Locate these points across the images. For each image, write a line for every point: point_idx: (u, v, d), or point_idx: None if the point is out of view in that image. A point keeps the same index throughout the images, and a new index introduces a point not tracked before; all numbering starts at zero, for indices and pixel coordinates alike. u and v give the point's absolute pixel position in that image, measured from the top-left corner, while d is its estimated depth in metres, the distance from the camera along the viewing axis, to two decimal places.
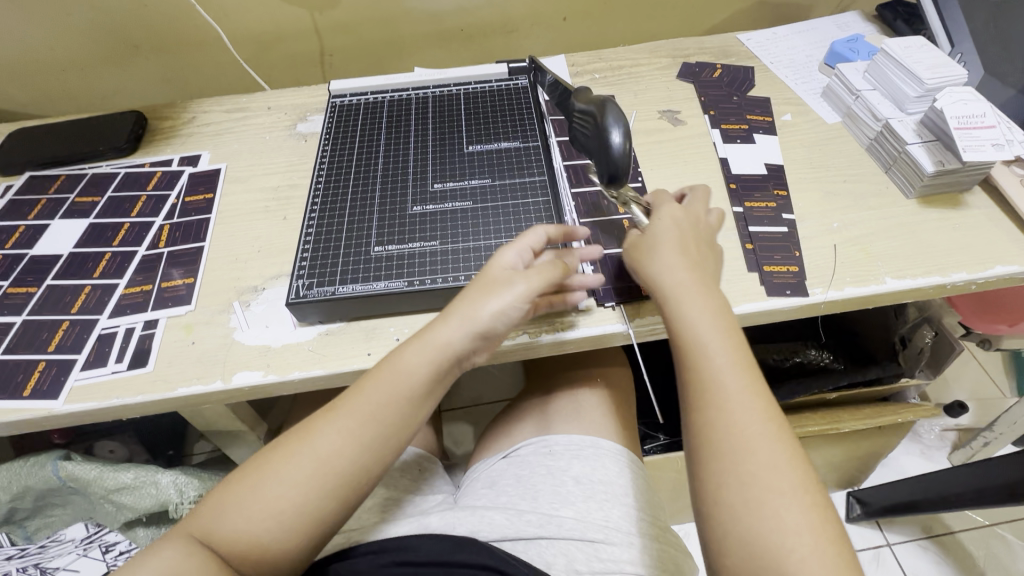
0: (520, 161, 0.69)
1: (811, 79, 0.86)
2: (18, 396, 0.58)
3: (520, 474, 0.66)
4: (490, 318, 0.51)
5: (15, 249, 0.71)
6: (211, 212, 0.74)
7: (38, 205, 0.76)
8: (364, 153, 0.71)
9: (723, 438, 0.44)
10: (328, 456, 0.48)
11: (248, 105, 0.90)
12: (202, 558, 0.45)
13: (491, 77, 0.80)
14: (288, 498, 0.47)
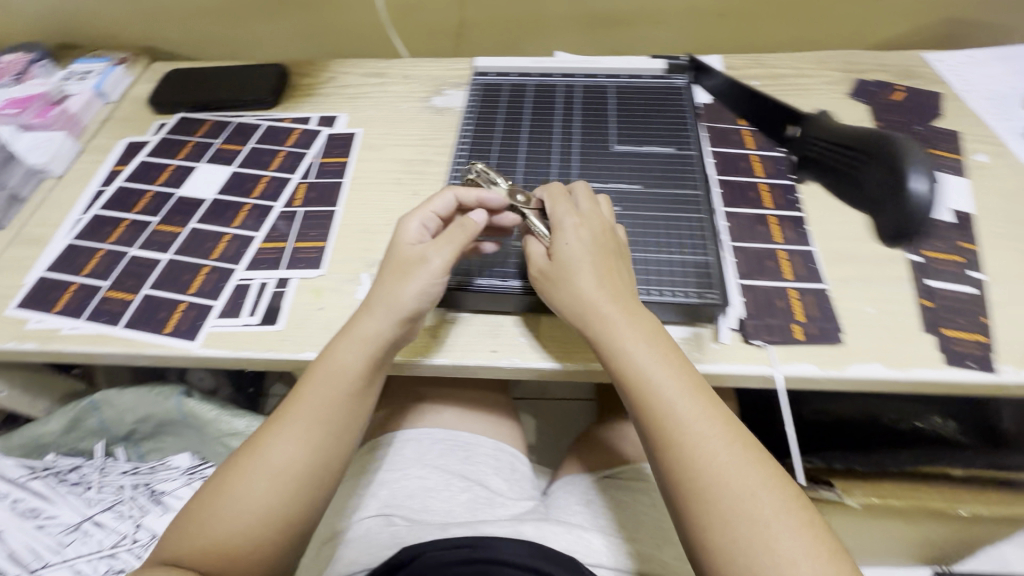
0: (673, 170, 0.64)
1: (1013, 117, 0.74)
2: (160, 332, 0.60)
3: (620, 500, 0.64)
4: (412, 301, 0.53)
5: (165, 187, 0.74)
6: (345, 177, 0.74)
7: (186, 147, 0.79)
8: (507, 138, 0.69)
9: (696, 478, 0.44)
10: (281, 464, 0.50)
11: (386, 71, 0.89)
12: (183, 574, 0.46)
13: (645, 73, 0.75)
14: (252, 507, 0.49)
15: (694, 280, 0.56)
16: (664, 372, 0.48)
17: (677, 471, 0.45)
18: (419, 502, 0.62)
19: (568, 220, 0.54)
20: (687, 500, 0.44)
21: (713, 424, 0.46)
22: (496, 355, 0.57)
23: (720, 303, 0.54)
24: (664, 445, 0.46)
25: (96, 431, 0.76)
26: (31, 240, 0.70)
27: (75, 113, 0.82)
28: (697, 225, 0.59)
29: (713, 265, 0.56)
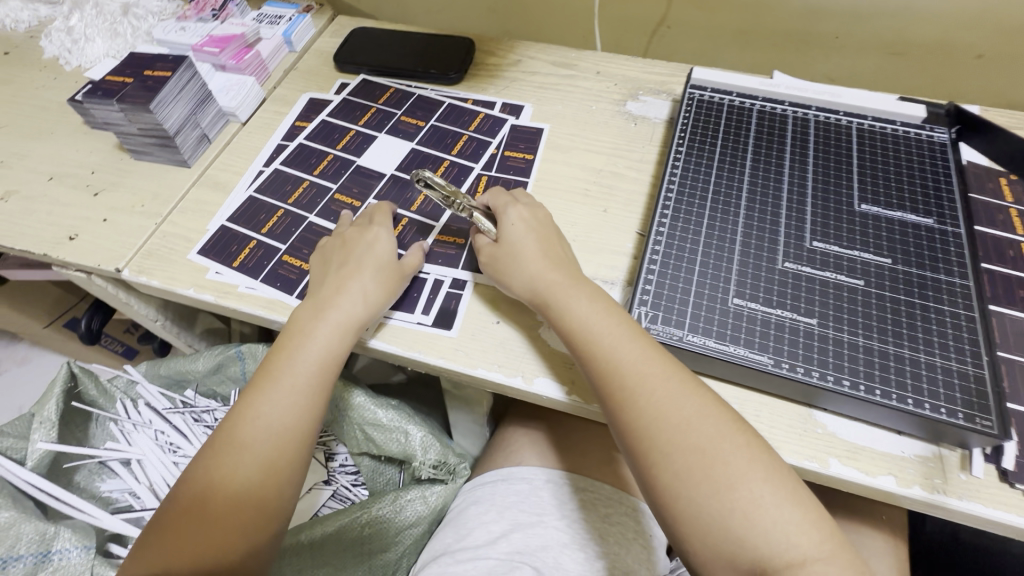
0: (932, 245, 0.54)
1: None
2: None
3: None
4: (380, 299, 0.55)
5: (345, 154, 0.72)
6: (529, 177, 0.68)
7: (368, 113, 0.76)
8: (726, 171, 0.60)
9: (649, 428, 0.45)
10: (265, 408, 0.50)
11: (576, 63, 0.82)
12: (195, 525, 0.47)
13: (898, 118, 0.64)
14: (245, 441, 0.49)
15: (960, 396, 0.46)
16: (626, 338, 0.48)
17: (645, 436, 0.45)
18: (553, 557, 0.57)
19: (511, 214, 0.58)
20: (638, 449, 0.45)
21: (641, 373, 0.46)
22: None
23: (996, 435, 0.44)
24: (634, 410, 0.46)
25: (235, 380, 0.77)
26: (215, 183, 0.70)
27: (265, 59, 0.82)
28: (963, 323, 0.49)
29: (987, 383, 0.46)
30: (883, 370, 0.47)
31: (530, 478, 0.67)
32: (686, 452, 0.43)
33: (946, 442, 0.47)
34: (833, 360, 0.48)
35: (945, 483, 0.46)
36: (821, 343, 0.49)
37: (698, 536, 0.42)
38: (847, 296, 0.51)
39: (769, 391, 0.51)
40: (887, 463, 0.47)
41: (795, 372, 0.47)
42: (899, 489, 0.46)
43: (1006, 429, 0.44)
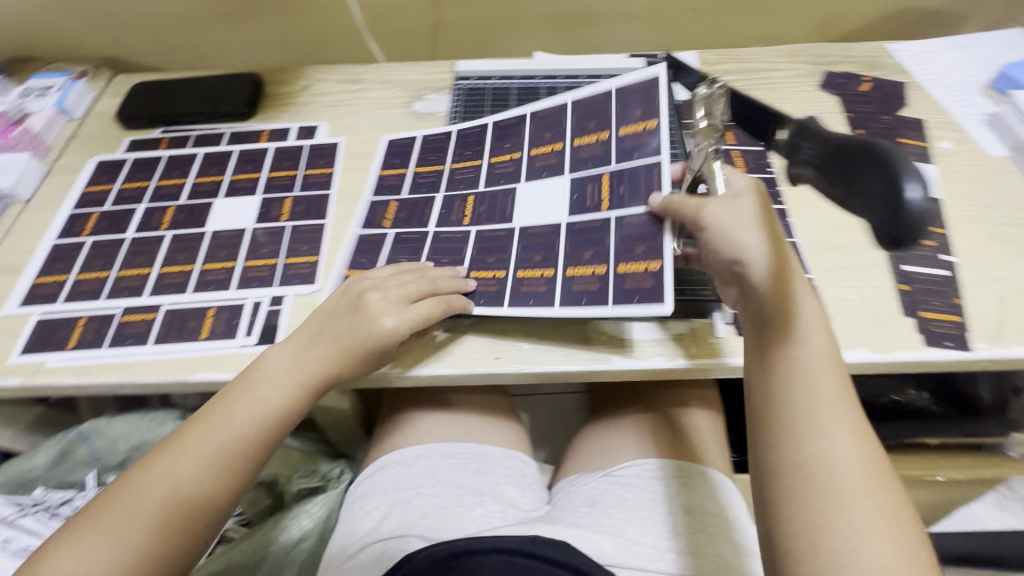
0: None
1: (973, 104, 0.78)
2: (169, 341, 0.60)
3: (623, 497, 0.65)
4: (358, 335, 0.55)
5: (440, 192, 0.70)
6: (332, 189, 0.73)
7: (467, 160, 0.72)
8: (498, 146, 0.71)
9: (796, 434, 0.44)
10: (237, 423, 0.52)
11: (364, 77, 0.88)
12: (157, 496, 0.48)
13: (625, 71, 0.78)
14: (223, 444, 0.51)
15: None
16: (804, 293, 0.50)
17: (768, 440, 0.45)
18: (433, 521, 0.62)
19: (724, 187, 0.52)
20: (771, 434, 0.45)
21: (819, 358, 0.47)
22: (500, 362, 0.58)
23: (712, 295, 0.60)
24: (766, 407, 0.46)
25: (87, 462, 0.73)
26: (5, 269, 0.67)
27: (38, 132, 0.79)
28: None
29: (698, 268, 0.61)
30: None
31: (403, 458, 0.71)
32: (799, 462, 0.43)
33: (696, 316, 0.59)
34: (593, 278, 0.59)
35: (698, 347, 0.57)
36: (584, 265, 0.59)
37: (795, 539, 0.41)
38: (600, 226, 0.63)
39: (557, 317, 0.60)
40: (656, 346, 0.58)
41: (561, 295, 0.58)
42: (667, 363, 0.56)
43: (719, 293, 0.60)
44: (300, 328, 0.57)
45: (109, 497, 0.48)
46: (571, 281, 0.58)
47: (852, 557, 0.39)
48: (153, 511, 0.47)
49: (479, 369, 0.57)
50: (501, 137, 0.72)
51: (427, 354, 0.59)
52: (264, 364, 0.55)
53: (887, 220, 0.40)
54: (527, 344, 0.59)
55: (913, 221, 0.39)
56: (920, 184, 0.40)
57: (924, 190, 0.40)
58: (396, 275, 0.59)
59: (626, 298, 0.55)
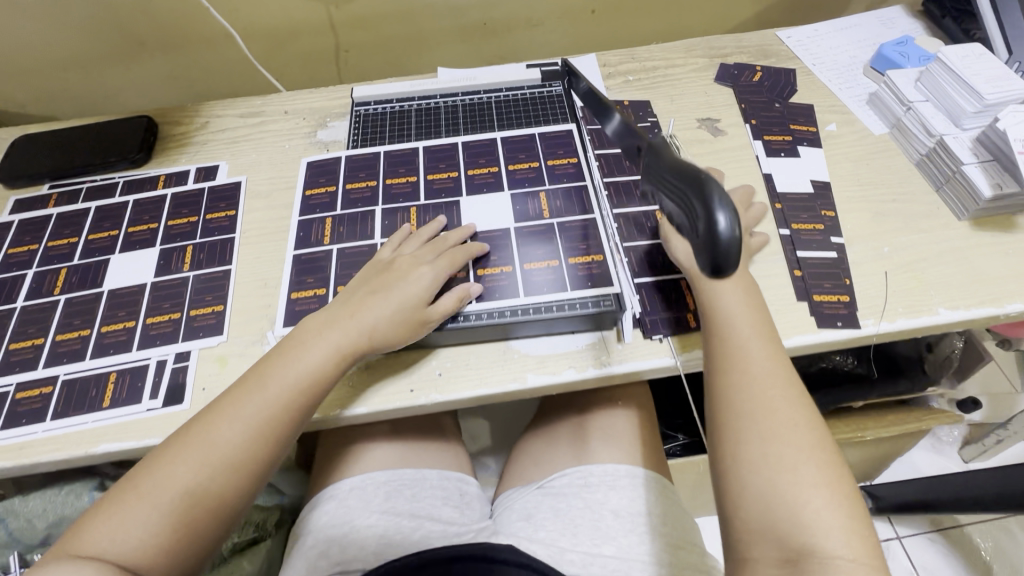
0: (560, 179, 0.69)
1: (856, 84, 0.82)
2: (69, 414, 0.58)
3: (557, 507, 0.68)
4: (383, 310, 0.56)
5: (336, 211, 0.71)
6: (235, 231, 0.71)
7: (362, 181, 0.72)
8: (392, 170, 0.73)
9: (743, 402, 0.49)
10: (240, 428, 0.50)
11: (264, 109, 0.85)
12: (157, 503, 0.46)
13: (523, 83, 0.79)
14: (229, 450, 0.49)
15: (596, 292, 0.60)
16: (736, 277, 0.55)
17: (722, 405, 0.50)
18: (371, 551, 0.63)
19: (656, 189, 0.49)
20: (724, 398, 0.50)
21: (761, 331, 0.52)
22: (415, 394, 0.57)
23: (618, 310, 0.59)
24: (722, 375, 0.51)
25: (6, 545, 0.68)
26: None
27: None
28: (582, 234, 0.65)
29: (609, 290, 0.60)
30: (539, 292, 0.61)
31: (335, 492, 0.70)
32: (748, 420, 0.48)
33: (604, 324, 0.60)
34: (499, 301, 0.60)
35: (607, 355, 0.59)
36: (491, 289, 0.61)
37: (744, 491, 0.46)
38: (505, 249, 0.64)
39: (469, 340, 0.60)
40: (567, 359, 0.59)
41: (469, 321, 0.59)
42: (578, 376, 0.58)
43: (623, 303, 0.59)
44: (335, 305, 0.57)
45: (143, 468, 0.48)
46: (529, 274, 0.62)
47: (799, 504, 0.44)
48: (191, 478, 0.47)
49: (393, 403, 0.57)
50: (395, 164, 0.73)
51: (340, 395, 0.58)
52: (287, 354, 0.53)
53: (709, 254, 0.46)
54: (441, 373, 0.58)
55: (726, 245, 0.45)
56: (730, 208, 0.44)
57: (734, 217, 0.44)
58: (425, 246, 0.62)
59: (582, 284, 0.61)
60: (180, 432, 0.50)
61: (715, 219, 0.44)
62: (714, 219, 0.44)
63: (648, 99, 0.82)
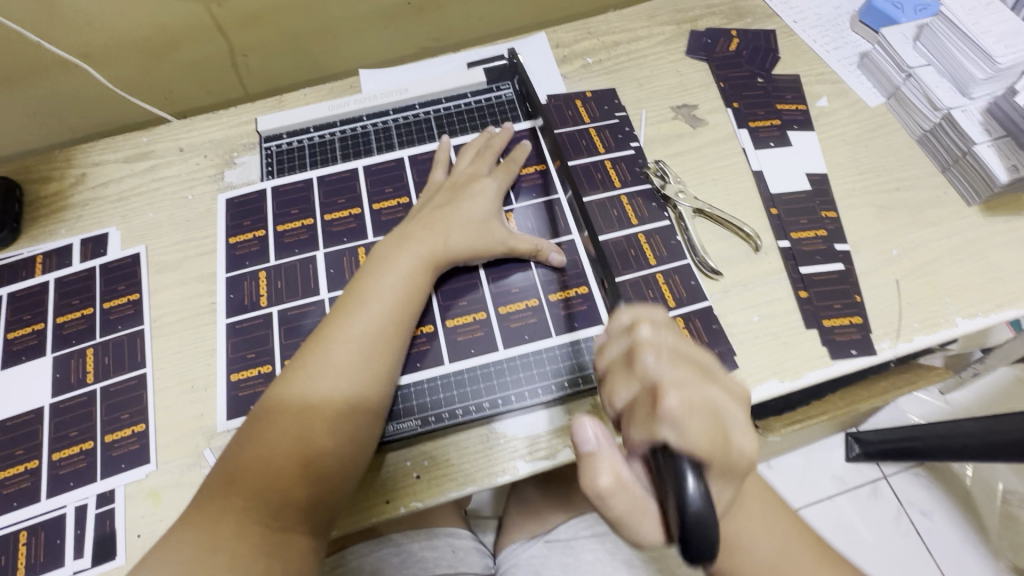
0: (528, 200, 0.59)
1: (844, 43, 0.71)
2: None
3: (565, 562, 0.59)
4: (458, 223, 0.53)
5: (270, 260, 0.57)
6: (144, 321, 0.58)
7: (295, 220, 0.59)
8: (330, 202, 0.59)
9: None
10: (323, 368, 0.45)
11: (153, 148, 0.69)
12: (262, 461, 0.42)
13: (466, 89, 0.66)
14: (321, 394, 0.44)
15: (585, 360, 0.52)
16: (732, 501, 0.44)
17: None
18: None
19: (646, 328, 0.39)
20: None
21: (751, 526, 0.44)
22: (393, 506, 0.49)
23: None
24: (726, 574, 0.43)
25: None
26: None
27: None
28: (560, 279, 0.55)
29: (594, 337, 0.53)
30: (518, 367, 0.52)
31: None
32: None
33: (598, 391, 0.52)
34: (472, 388, 0.51)
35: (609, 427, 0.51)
36: (461, 375, 0.52)
37: None
38: (474, 323, 0.54)
39: (445, 434, 0.51)
40: (560, 438, 0.51)
41: (440, 419, 0.50)
42: (576, 455, 0.50)
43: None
44: (395, 236, 0.52)
45: (260, 415, 0.44)
46: (506, 319, 0.54)
47: None
48: (295, 439, 0.42)
49: (370, 521, 0.48)
50: (333, 193, 0.60)
51: None
52: (361, 283, 0.49)
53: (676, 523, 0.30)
54: (420, 475, 0.50)
55: (700, 522, 0.29)
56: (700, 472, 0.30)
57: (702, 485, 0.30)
58: (479, 160, 0.59)
59: (569, 326, 0.53)
60: (283, 375, 0.46)
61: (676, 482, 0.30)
62: (675, 479, 0.30)
63: (614, 86, 0.70)
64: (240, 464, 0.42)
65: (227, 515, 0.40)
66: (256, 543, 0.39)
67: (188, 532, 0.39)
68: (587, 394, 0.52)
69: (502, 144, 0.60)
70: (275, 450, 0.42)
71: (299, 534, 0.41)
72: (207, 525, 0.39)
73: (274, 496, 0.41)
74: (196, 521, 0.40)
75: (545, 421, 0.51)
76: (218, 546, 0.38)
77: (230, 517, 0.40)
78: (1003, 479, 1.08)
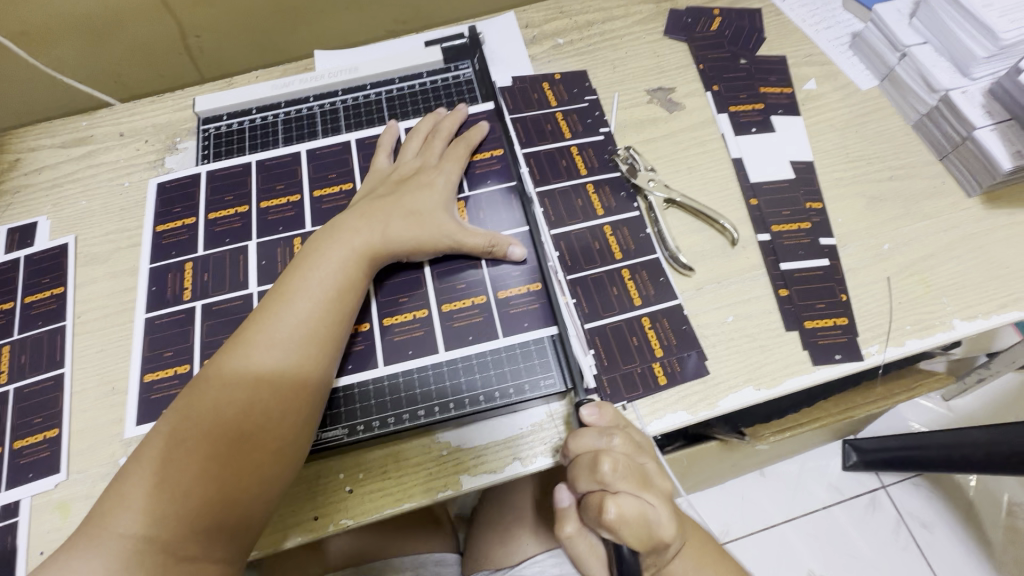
0: (483, 188, 0.54)
1: (834, 23, 0.66)
2: None
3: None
4: (400, 214, 0.48)
5: (198, 250, 0.53)
6: (67, 317, 0.54)
7: (228, 208, 0.54)
8: (268, 189, 0.55)
9: None
10: (240, 378, 0.40)
11: (92, 133, 0.65)
12: (164, 485, 0.37)
13: (422, 69, 0.61)
14: (236, 407, 0.39)
15: (535, 361, 0.47)
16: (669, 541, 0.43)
17: None
18: None
19: (617, 437, 0.38)
20: None
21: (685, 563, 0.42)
22: (320, 524, 0.44)
23: (563, 385, 0.46)
24: None
25: None
26: None
27: None
28: (511, 275, 0.50)
29: (548, 335, 0.48)
30: (462, 370, 0.47)
31: None
32: None
33: (551, 397, 0.47)
34: (410, 393, 0.47)
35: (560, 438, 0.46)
36: (398, 379, 0.47)
37: None
38: (415, 323, 0.49)
39: (380, 444, 0.46)
40: (507, 449, 0.46)
41: (373, 428, 0.45)
42: (525, 469, 0.45)
43: (570, 376, 0.46)
44: (331, 229, 0.47)
45: (165, 429, 0.39)
46: (451, 317, 0.49)
47: None
48: (202, 459, 0.37)
49: (294, 540, 0.43)
50: (271, 178, 0.55)
51: None
52: (289, 282, 0.44)
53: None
54: (351, 489, 0.45)
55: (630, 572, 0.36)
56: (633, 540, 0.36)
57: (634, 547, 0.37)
58: (428, 145, 0.54)
59: (520, 325, 0.49)
60: (193, 384, 0.40)
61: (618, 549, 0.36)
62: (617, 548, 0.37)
63: (585, 67, 0.65)
64: (140, 487, 0.37)
65: (121, 545, 0.35)
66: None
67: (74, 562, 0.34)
68: (539, 400, 0.47)
69: (455, 128, 0.55)
70: (180, 472, 0.37)
71: (213, 563, 0.37)
72: (98, 556, 0.34)
73: (178, 522, 0.36)
74: (84, 551, 0.35)
75: (491, 432, 0.46)
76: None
77: (123, 547, 0.35)
78: (1008, 490, 1.04)
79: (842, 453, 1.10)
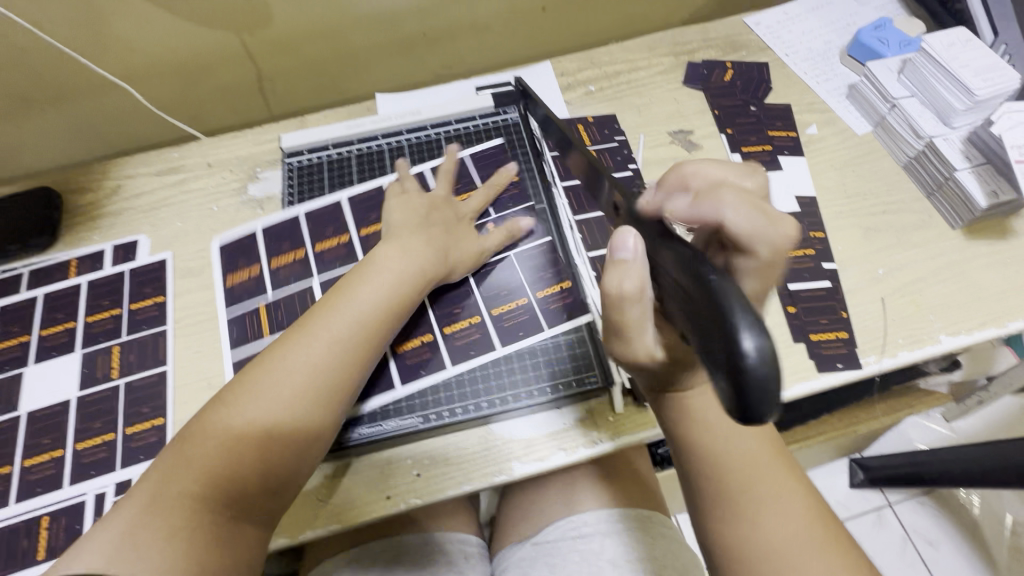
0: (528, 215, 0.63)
1: (833, 75, 0.76)
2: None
3: (551, 563, 0.60)
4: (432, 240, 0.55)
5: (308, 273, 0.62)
6: (167, 321, 0.62)
7: (332, 238, 0.64)
8: (363, 218, 0.65)
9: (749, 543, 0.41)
10: (296, 370, 0.45)
11: (183, 163, 0.74)
12: (224, 455, 0.43)
13: (474, 112, 0.70)
14: (290, 396, 0.45)
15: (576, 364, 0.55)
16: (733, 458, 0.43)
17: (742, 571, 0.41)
18: None
19: None
20: None
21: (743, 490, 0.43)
22: (393, 502, 0.51)
23: (603, 383, 0.54)
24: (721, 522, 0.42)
25: None
26: None
27: None
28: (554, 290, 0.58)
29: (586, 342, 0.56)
30: (514, 370, 0.55)
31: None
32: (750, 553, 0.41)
33: (591, 395, 0.54)
34: (470, 389, 0.55)
35: (597, 432, 0.53)
36: (460, 377, 0.55)
37: None
38: (473, 330, 0.57)
39: (443, 433, 0.54)
40: (553, 441, 0.53)
41: (440, 418, 0.53)
42: (569, 458, 0.52)
43: (606, 376, 0.54)
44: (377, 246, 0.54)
45: (228, 407, 0.44)
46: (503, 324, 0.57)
47: None
48: (258, 437, 0.43)
49: (371, 515, 0.50)
50: (365, 210, 0.65)
51: (309, 512, 0.51)
52: (343, 290, 0.50)
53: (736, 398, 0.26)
54: (420, 472, 0.52)
55: (760, 383, 0.25)
56: (757, 324, 0.26)
57: (758, 336, 0.26)
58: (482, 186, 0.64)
59: (558, 319, 0.57)
60: (251, 370, 0.46)
61: (732, 337, 0.26)
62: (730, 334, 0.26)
63: (614, 112, 0.74)
64: (203, 455, 0.42)
65: (183, 500, 0.41)
66: (206, 531, 0.40)
67: (146, 513, 0.40)
68: (580, 398, 0.54)
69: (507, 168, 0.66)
70: (238, 446, 0.43)
71: (252, 525, 0.43)
72: (164, 511, 0.40)
73: (232, 488, 0.42)
74: (152, 505, 0.40)
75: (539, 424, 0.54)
76: (173, 531, 0.39)
77: (185, 503, 0.41)
78: (1011, 509, 1.07)
79: (849, 470, 1.15)
